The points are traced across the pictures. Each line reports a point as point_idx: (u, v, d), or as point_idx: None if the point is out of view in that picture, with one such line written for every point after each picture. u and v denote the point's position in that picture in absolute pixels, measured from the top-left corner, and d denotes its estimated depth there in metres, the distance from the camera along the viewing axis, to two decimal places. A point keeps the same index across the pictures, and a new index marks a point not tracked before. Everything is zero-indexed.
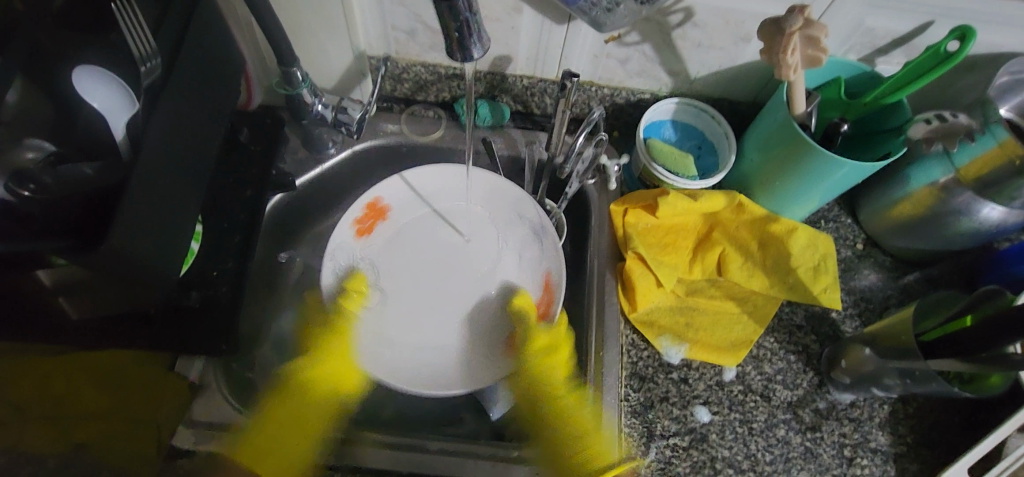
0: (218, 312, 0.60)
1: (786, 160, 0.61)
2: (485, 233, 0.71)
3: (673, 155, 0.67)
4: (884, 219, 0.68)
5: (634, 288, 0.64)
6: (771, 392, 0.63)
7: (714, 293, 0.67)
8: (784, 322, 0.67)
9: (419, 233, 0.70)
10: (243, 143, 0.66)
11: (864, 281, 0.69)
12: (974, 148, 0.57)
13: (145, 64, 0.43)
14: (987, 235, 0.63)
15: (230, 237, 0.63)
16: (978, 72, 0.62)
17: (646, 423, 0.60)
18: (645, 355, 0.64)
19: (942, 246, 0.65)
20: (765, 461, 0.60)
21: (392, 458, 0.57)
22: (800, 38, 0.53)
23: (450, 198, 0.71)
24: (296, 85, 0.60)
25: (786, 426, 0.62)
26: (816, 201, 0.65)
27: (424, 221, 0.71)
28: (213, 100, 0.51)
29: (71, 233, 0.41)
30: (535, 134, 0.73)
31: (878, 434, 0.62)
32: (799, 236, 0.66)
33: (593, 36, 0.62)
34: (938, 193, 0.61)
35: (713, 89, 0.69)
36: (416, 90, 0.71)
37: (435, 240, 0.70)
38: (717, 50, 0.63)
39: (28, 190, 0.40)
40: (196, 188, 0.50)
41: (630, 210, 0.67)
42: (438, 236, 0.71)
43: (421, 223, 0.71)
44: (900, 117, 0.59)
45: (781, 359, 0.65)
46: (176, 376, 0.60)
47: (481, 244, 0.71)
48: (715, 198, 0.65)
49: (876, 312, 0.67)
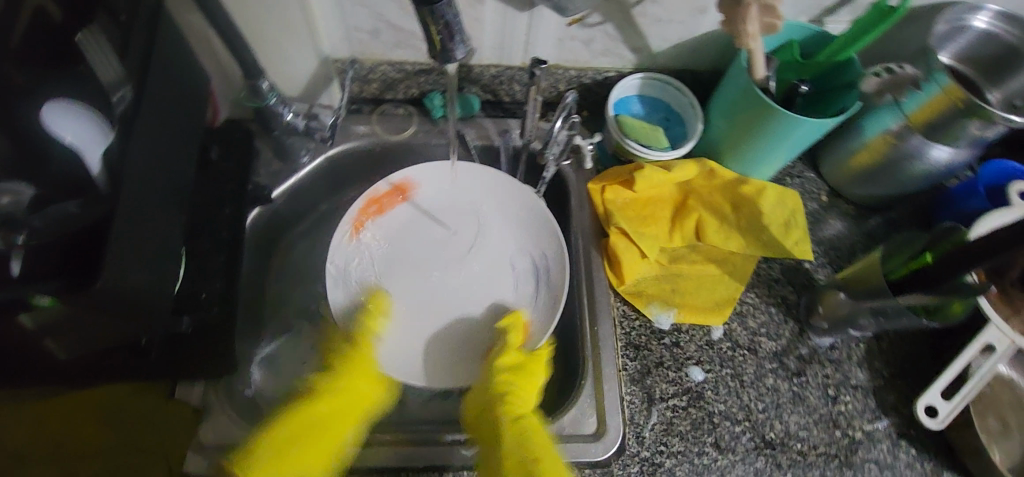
0: (214, 335, 0.59)
1: (751, 123, 0.63)
2: (488, 229, 0.71)
3: (645, 129, 0.69)
4: (845, 170, 0.72)
5: (619, 261, 0.66)
6: (757, 345, 0.67)
7: (696, 258, 0.70)
8: (762, 276, 0.70)
9: (418, 241, 0.70)
10: (214, 160, 0.65)
11: (831, 230, 0.73)
12: (921, 96, 0.60)
13: (116, 92, 0.43)
14: (939, 174, 0.67)
15: (215, 257, 0.62)
16: (917, 23, 0.66)
17: (645, 389, 0.63)
18: (637, 325, 0.66)
19: (898, 189, 0.70)
20: (758, 409, 0.63)
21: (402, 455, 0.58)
22: (757, 8, 0.55)
23: (444, 199, 0.71)
24: (263, 98, 0.60)
25: (774, 375, 0.65)
26: (781, 158, 0.67)
27: (421, 225, 0.71)
28: (181, 122, 0.50)
29: (60, 273, 0.41)
30: (508, 122, 0.74)
31: (857, 371, 0.66)
32: (768, 195, 0.68)
33: (555, 20, 0.63)
34: (892, 139, 0.64)
35: (675, 62, 0.71)
36: (384, 89, 0.72)
37: (435, 244, 0.70)
38: (676, 24, 0.65)
39: (21, 238, 0.40)
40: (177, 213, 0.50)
41: (607, 187, 0.69)
42: (437, 239, 0.71)
43: (416, 231, 0.71)
44: (851, 73, 0.61)
45: (763, 312, 0.69)
46: (179, 404, 0.58)
47: (482, 244, 0.71)
48: (688, 165, 0.68)
49: (845, 259, 0.72)
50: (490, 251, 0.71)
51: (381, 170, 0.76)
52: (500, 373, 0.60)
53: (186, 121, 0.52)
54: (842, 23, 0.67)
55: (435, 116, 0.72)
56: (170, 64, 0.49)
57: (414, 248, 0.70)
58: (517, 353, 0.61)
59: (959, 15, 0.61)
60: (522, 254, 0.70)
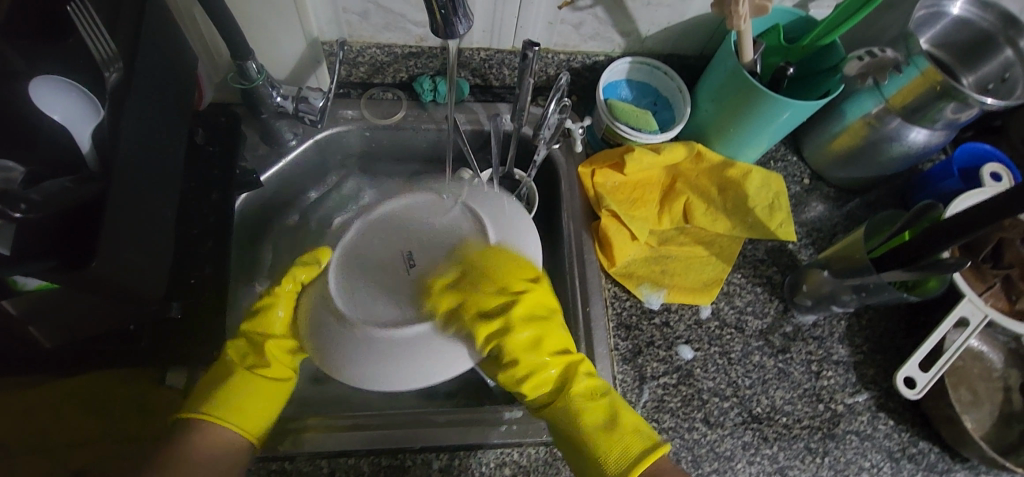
0: (203, 321, 0.59)
1: (737, 106, 0.65)
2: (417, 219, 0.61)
3: (634, 113, 0.70)
4: (826, 154, 0.74)
5: (611, 243, 0.68)
6: (744, 323, 0.69)
7: (684, 240, 0.71)
8: (748, 257, 0.72)
9: (354, 276, 0.57)
10: (200, 144, 0.64)
11: (813, 212, 0.75)
12: (901, 79, 0.62)
13: (110, 68, 0.42)
14: (917, 156, 0.69)
15: (203, 243, 0.61)
16: (895, 9, 0.68)
17: (636, 368, 0.64)
18: (628, 305, 0.68)
19: (877, 171, 0.72)
20: (745, 385, 0.65)
21: (384, 435, 0.58)
22: None
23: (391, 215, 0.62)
24: (251, 79, 0.59)
25: (760, 352, 0.67)
26: (765, 143, 0.69)
27: (347, 283, 0.57)
28: (169, 105, 0.49)
29: (54, 252, 0.40)
30: (497, 106, 0.74)
31: (839, 347, 0.69)
32: (754, 178, 0.71)
33: (547, 3, 0.63)
34: (872, 122, 0.66)
35: (663, 46, 0.72)
36: (373, 73, 0.71)
37: (368, 253, 0.59)
38: (665, 7, 0.65)
39: (20, 212, 0.38)
40: (166, 197, 0.49)
41: (597, 171, 0.70)
42: (364, 256, 0.59)
43: (358, 288, 0.56)
44: (834, 56, 0.63)
45: (749, 292, 0.70)
46: (170, 391, 0.57)
47: (385, 232, 0.60)
48: (676, 149, 0.69)
49: (827, 239, 0.74)
50: (398, 222, 0.61)
51: (371, 154, 0.75)
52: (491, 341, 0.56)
53: (175, 103, 0.51)
54: (825, 9, 0.68)
55: (424, 100, 0.72)
56: (157, 43, 0.48)
57: (369, 275, 0.57)
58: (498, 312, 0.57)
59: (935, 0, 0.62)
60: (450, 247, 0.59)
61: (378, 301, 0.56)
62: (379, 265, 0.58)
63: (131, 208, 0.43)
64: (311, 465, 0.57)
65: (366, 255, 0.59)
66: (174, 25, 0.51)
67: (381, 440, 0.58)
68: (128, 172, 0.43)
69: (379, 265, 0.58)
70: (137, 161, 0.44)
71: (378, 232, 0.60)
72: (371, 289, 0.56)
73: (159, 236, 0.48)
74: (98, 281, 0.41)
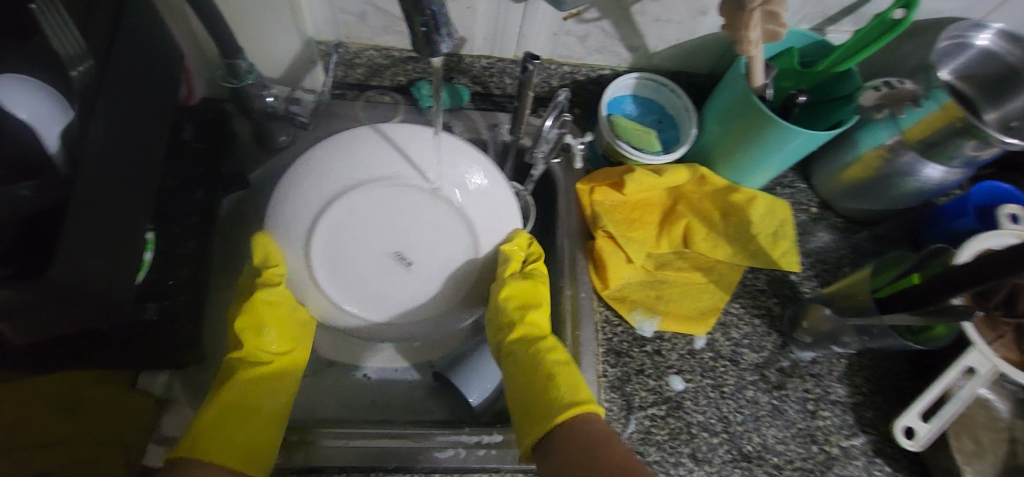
0: (181, 323, 0.57)
1: (745, 131, 0.62)
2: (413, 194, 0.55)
3: (637, 132, 0.67)
4: (836, 183, 0.71)
5: (605, 266, 0.65)
6: (739, 356, 0.66)
7: (682, 265, 0.69)
8: (748, 287, 0.69)
9: (351, 283, 0.57)
10: (188, 141, 0.62)
11: (818, 242, 0.73)
12: (919, 113, 0.59)
13: (76, 65, 0.41)
14: (931, 192, 0.66)
15: (184, 243, 0.59)
16: (918, 38, 0.65)
17: (624, 396, 0.62)
18: (620, 331, 0.65)
19: (888, 205, 0.69)
20: (736, 421, 0.63)
21: (359, 454, 0.56)
22: (761, 14, 0.53)
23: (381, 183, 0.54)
24: (241, 78, 0.58)
25: (754, 387, 0.65)
26: (772, 169, 0.66)
27: (349, 292, 0.57)
28: (150, 104, 0.48)
29: (15, 260, 0.39)
30: (497, 115, 0.72)
31: (837, 386, 0.66)
32: (759, 204, 0.68)
33: (551, 14, 0.60)
34: (885, 154, 0.63)
35: (671, 63, 0.70)
36: (370, 75, 0.69)
37: (349, 260, 0.56)
38: (675, 24, 0.63)
39: None
40: (140, 198, 0.47)
41: (596, 188, 0.68)
42: (342, 259, 0.56)
43: (365, 295, 0.57)
44: (850, 85, 0.60)
45: (747, 323, 0.68)
46: (140, 393, 0.57)
47: (355, 236, 0.55)
48: (679, 172, 0.66)
49: (832, 272, 0.71)
50: (362, 222, 0.55)
51: None
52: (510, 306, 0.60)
53: (156, 101, 0.49)
54: (843, 33, 0.66)
55: (423, 106, 0.69)
56: (139, 40, 0.46)
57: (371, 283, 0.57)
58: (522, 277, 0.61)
59: (962, 31, 0.59)
60: (448, 234, 0.56)
61: (391, 300, 0.58)
62: (375, 270, 0.57)
63: (96, 213, 0.41)
64: None
65: (350, 262, 0.56)
66: (158, 22, 0.49)
67: (352, 460, 0.55)
68: (93, 174, 0.41)
69: (372, 266, 0.56)
70: (106, 163, 0.42)
71: (342, 234, 0.55)
72: (380, 294, 0.57)
73: (129, 240, 0.46)
74: (55, 294, 0.40)
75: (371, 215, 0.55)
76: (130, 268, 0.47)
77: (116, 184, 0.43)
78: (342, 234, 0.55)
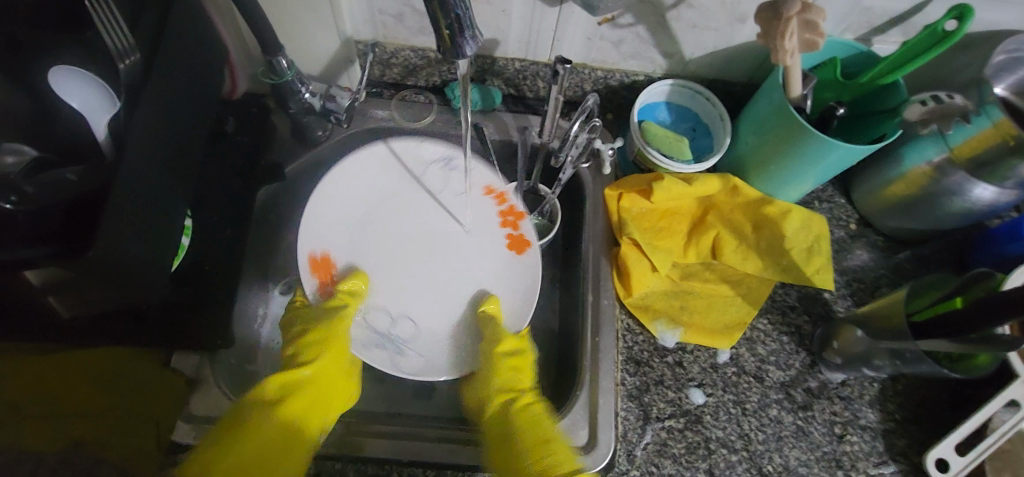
0: (212, 307, 0.59)
1: (781, 142, 0.60)
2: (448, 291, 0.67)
3: (668, 139, 0.66)
4: (877, 200, 0.68)
5: (628, 273, 0.64)
6: (764, 373, 0.64)
7: (708, 276, 0.67)
8: (777, 302, 0.67)
9: (395, 232, 0.68)
10: (230, 134, 0.65)
11: (857, 260, 0.70)
12: (969, 129, 0.57)
13: (125, 59, 0.44)
14: (981, 214, 0.63)
15: (222, 231, 0.62)
16: (975, 50, 0.62)
17: (642, 406, 0.61)
18: (641, 340, 0.64)
19: (933, 225, 0.66)
20: (757, 440, 0.61)
21: (385, 446, 0.57)
22: (797, 22, 0.52)
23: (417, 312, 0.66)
24: (281, 75, 0.59)
25: (779, 406, 0.63)
26: (811, 182, 0.64)
27: (424, 219, 0.69)
28: (194, 96, 0.51)
29: (59, 239, 0.41)
30: (529, 118, 0.72)
31: (867, 411, 0.63)
32: (794, 217, 0.66)
33: (585, 19, 0.60)
34: (932, 172, 0.60)
35: (708, 70, 0.68)
36: (406, 75, 0.70)
37: (400, 239, 0.68)
38: (712, 31, 0.62)
39: (11, 201, 0.41)
40: (180, 185, 0.50)
41: (623, 195, 0.67)
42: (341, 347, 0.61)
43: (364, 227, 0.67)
44: (895, 98, 0.58)
45: (774, 340, 0.66)
46: (173, 373, 0.57)
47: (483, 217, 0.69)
48: (711, 181, 0.65)
49: (868, 292, 0.68)
50: (386, 234, 0.68)
51: None
52: (499, 359, 0.61)
53: (199, 94, 0.51)
54: (890, 44, 0.63)
55: (455, 106, 0.70)
56: (185, 38, 0.48)
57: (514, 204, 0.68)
58: (513, 339, 0.62)
59: (1021, 45, 0.57)
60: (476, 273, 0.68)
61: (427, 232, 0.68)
62: (401, 234, 0.68)
63: (137, 197, 0.44)
64: None
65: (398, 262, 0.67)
66: (205, 19, 0.51)
67: (370, 451, 0.57)
68: (137, 161, 0.43)
69: (399, 254, 0.67)
70: (151, 151, 0.45)
71: (409, 295, 0.66)
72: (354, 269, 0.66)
73: (167, 225, 0.49)
74: (95, 271, 0.42)
75: (399, 280, 0.67)
76: (170, 250, 0.50)
77: (157, 173, 0.46)
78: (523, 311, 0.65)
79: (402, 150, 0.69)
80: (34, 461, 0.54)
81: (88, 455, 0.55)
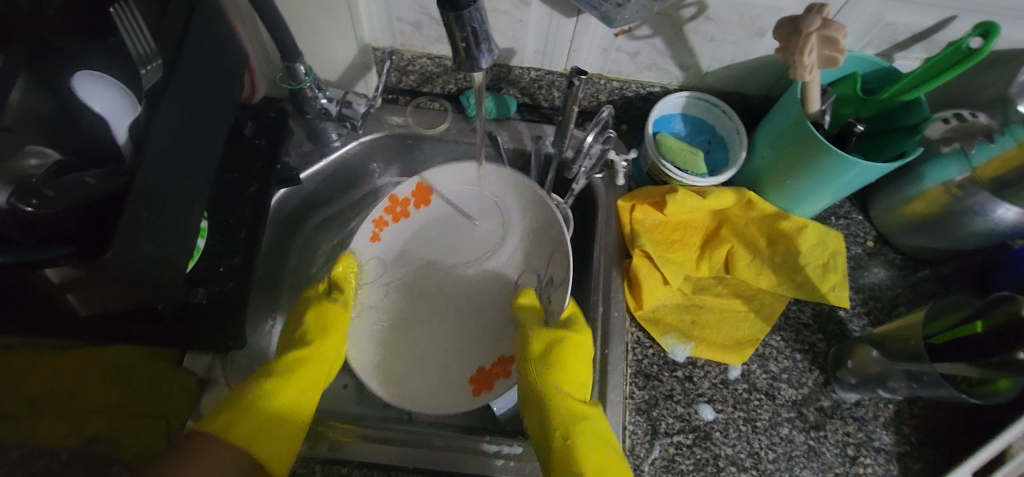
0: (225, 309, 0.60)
1: (798, 158, 0.60)
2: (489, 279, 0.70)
3: (682, 153, 0.66)
4: (897, 217, 0.67)
5: (639, 285, 0.64)
6: (776, 391, 0.63)
7: (721, 291, 0.67)
8: (791, 319, 0.66)
9: (421, 301, 0.68)
10: (248, 137, 0.67)
11: (873, 278, 0.69)
12: (992, 149, 0.56)
13: (146, 66, 0.44)
14: (1003, 236, 0.61)
15: (236, 233, 0.63)
16: (1001, 67, 0.60)
17: (650, 421, 0.60)
18: (651, 353, 0.64)
19: (954, 245, 0.64)
20: (767, 459, 0.60)
21: (393, 453, 0.57)
22: (817, 38, 0.51)
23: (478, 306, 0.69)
24: (299, 81, 0.60)
25: (790, 425, 0.62)
26: (829, 198, 0.63)
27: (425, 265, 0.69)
28: (214, 101, 0.51)
29: (75, 241, 0.42)
30: (543, 128, 0.72)
31: (882, 433, 0.62)
32: (809, 233, 0.66)
33: (602, 30, 0.60)
34: (953, 191, 0.59)
35: (725, 83, 0.68)
36: (422, 82, 0.70)
37: (431, 306, 0.69)
38: (729, 44, 0.61)
39: (31, 205, 0.41)
40: (197, 189, 0.51)
41: (636, 206, 0.67)
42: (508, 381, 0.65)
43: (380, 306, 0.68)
44: (917, 115, 0.57)
45: (787, 357, 0.65)
46: (185, 374, 0.58)
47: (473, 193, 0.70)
48: (725, 195, 0.64)
49: (885, 311, 0.67)
50: (402, 294, 0.68)
51: (414, 160, 0.76)
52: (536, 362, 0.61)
53: (218, 99, 0.52)
54: (912, 60, 0.62)
55: (470, 114, 0.71)
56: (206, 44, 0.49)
57: (393, 198, 0.68)
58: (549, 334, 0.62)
59: None
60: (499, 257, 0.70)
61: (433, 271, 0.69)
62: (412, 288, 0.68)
63: (155, 201, 0.45)
64: (305, 467, 0.56)
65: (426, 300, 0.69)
66: (226, 26, 0.52)
67: (373, 457, 0.57)
68: (155, 164, 0.44)
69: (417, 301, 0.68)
70: (169, 155, 0.46)
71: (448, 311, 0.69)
72: (444, 360, 0.66)
73: (185, 229, 0.50)
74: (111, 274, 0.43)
75: (437, 303, 0.69)
76: (186, 252, 0.51)
77: (175, 176, 0.47)
78: (559, 262, 0.66)
79: (363, 246, 0.68)
80: (48, 457, 0.56)
81: (100, 453, 0.56)
